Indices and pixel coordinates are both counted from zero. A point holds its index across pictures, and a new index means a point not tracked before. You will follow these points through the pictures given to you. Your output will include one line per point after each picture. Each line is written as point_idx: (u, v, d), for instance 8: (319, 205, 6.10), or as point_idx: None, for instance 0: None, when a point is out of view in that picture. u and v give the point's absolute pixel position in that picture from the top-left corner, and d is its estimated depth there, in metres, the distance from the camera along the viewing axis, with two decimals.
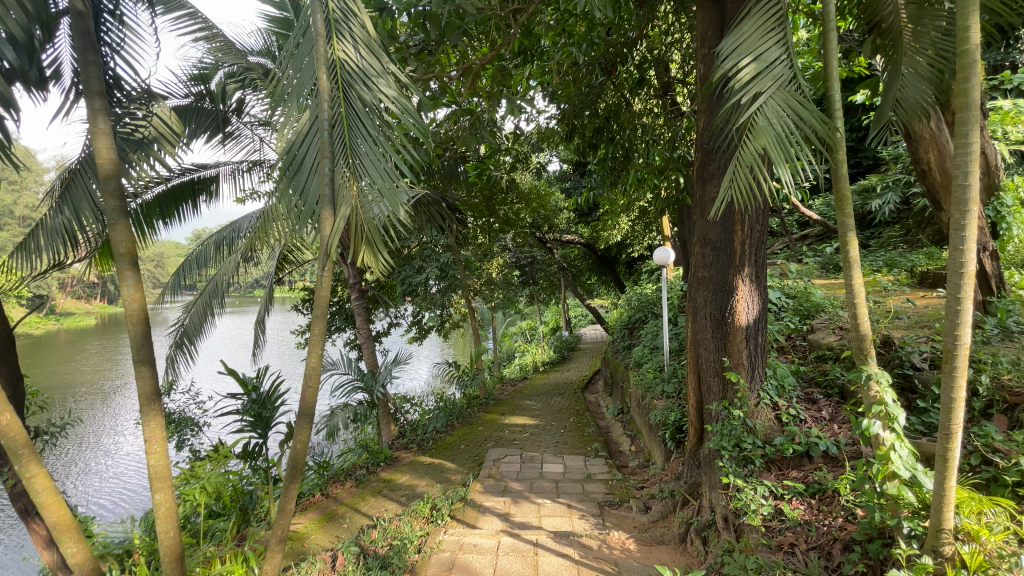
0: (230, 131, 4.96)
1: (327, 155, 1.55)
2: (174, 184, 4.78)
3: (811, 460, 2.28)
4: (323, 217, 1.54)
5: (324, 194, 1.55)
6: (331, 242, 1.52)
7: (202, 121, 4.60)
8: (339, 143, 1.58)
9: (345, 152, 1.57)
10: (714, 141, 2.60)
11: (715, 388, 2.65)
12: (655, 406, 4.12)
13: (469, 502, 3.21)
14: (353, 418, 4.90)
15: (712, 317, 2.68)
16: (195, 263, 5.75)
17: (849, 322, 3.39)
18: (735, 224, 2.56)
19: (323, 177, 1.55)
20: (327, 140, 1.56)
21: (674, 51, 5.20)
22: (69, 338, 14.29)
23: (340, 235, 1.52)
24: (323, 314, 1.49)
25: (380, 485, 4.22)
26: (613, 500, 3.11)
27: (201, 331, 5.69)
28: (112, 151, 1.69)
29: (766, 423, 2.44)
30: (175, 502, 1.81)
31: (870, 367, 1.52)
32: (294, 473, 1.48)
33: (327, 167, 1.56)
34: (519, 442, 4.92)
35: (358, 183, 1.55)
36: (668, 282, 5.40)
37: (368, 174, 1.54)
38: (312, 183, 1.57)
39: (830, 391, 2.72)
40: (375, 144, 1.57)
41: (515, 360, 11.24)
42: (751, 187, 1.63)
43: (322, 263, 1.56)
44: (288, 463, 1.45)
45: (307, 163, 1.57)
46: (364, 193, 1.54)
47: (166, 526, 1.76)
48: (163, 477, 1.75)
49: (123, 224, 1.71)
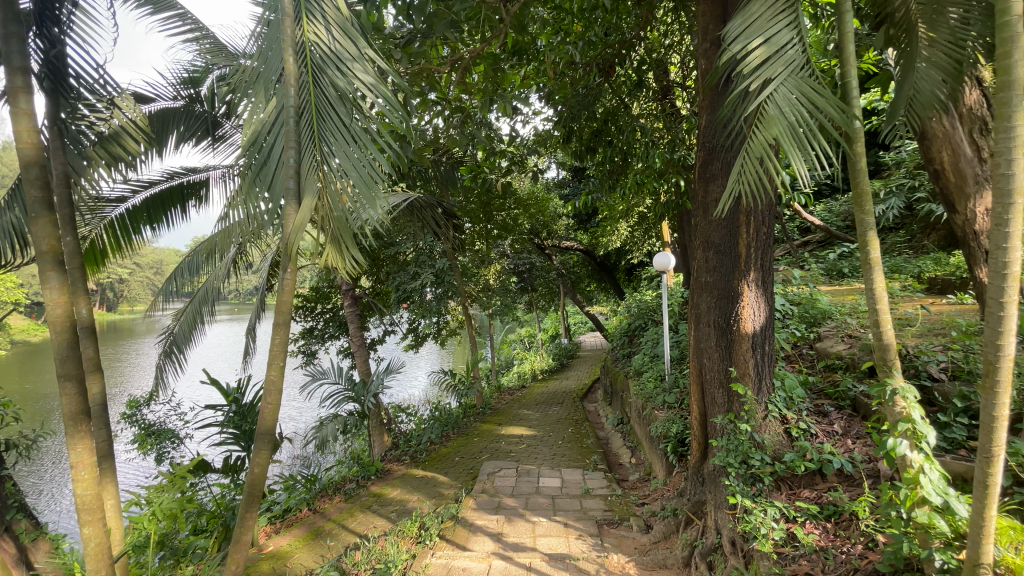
0: (219, 135, 4.78)
1: (293, 145, 1.42)
2: (160, 189, 4.61)
3: (824, 479, 2.12)
4: (287, 212, 1.41)
5: (289, 188, 1.42)
6: (294, 240, 1.38)
7: (193, 124, 4.42)
8: (307, 132, 1.44)
9: (313, 143, 1.43)
10: (717, 138, 2.47)
11: (720, 400, 2.50)
12: (655, 417, 3.96)
13: (459, 520, 3.04)
14: (342, 430, 4.66)
15: (716, 324, 2.53)
16: (187, 271, 5.67)
17: (859, 331, 3.25)
18: (740, 226, 2.41)
19: (288, 169, 1.42)
20: (293, 130, 1.42)
21: (673, 54, 5.10)
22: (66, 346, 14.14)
23: (304, 231, 1.37)
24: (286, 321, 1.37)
25: (371, 500, 4.05)
26: (612, 518, 2.95)
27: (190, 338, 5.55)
28: (34, 137, 1.68)
29: (776, 439, 2.29)
30: (105, 539, 1.84)
31: (895, 381, 1.38)
32: (251, 499, 1.37)
33: (293, 158, 1.43)
34: (515, 454, 4.76)
35: (327, 175, 1.42)
36: (669, 289, 5.25)
37: (339, 165, 1.40)
38: (278, 176, 1.44)
39: (842, 403, 2.57)
40: (346, 133, 1.43)
41: (513, 368, 11.08)
42: (756, 181, 1.50)
43: (285, 264, 1.43)
44: (246, 488, 1.34)
45: (273, 154, 1.45)
46: (333, 188, 1.41)
47: (94, 563, 1.78)
48: (91, 509, 1.78)
49: (45, 218, 1.71)
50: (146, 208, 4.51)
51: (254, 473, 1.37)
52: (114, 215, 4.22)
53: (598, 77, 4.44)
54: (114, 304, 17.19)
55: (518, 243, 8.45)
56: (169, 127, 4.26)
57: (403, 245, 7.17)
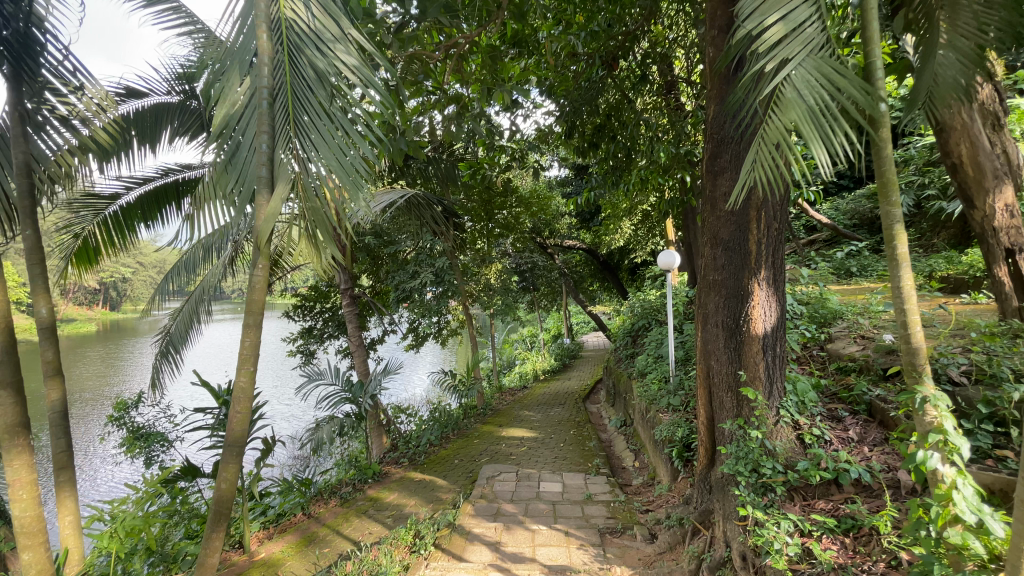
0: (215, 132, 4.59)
1: (266, 130, 1.32)
2: (155, 186, 4.45)
3: (840, 489, 2.01)
4: (258, 202, 1.30)
5: (262, 176, 1.30)
6: (263, 231, 1.27)
7: (189, 120, 4.27)
8: (282, 117, 1.34)
9: (288, 128, 1.33)
10: (727, 129, 2.35)
11: (729, 405, 2.39)
12: (660, 421, 3.84)
13: (456, 528, 2.93)
14: (339, 432, 4.53)
15: (725, 325, 2.42)
16: (184, 270, 5.60)
17: (872, 331, 3.14)
18: (751, 221, 2.29)
19: (260, 155, 1.31)
20: (266, 114, 1.32)
21: (677, 47, 5.00)
22: (71, 345, 14.11)
23: (275, 223, 1.27)
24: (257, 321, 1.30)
25: (366, 504, 3.94)
26: (615, 527, 2.84)
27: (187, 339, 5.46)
28: None
29: (789, 446, 2.18)
30: None
31: (926, 389, 1.26)
32: (218, 516, 1.34)
33: (267, 144, 1.32)
34: (515, 457, 4.64)
35: (302, 162, 1.32)
36: (673, 289, 5.11)
37: (317, 152, 1.31)
38: (248, 164, 1.33)
39: (856, 408, 2.45)
40: (325, 118, 1.33)
41: (515, 368, 10.95)
42: (772, 169, 1.37)
43: (256, 257, 1.33)
44: (213, 507, 1.32)
45: (244, 140, 1.34)
46: (309, 176, 1.31)
47: None
48: None
49: None
50: (140, 206, 4.39)
51: (221, 488, 1.32)
52: (109, 213, 4.13)
53: (601, 71, 4.35)
54: (118, 303, 17.10)
55: (519, 241, 8.34)
56: (161, 122, 4.13)
57: (403, 243, 7.07)
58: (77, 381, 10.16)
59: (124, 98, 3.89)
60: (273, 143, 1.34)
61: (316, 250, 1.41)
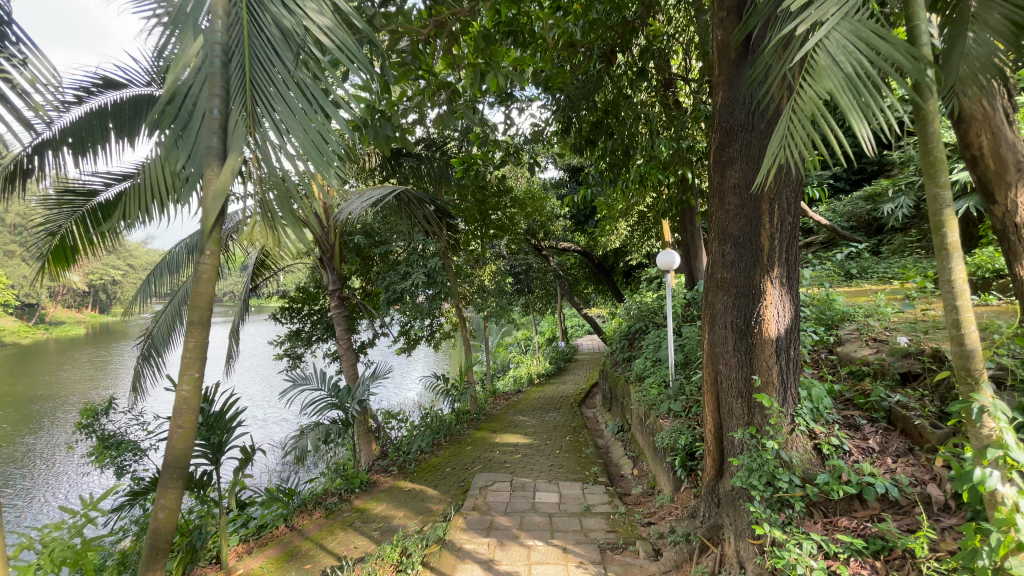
0: None
1: (219, 93, 1.18)
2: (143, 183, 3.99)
3: (864, 504, 1.86)
4: (208, 175, 1.17)
5: (211, 146, 1.18)
6: (210, 211, 1.15)
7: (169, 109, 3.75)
8: (237, 79, 1.20)
9: (244, 90, 1.19)
10: (739, 117, 2.20)
11: (739, 412, 2.22)
12: (660, 428, 3.67)
13: (446, 544, 2.74)
14: (323, 439, 4.36)
15: (734, 327, 2.25)
16: (166, 269, 5.42)
17: (884, 334, 3.00)
18: (763, 215, 2.14)
19: (211, 122, 1.18)
20: (219, 74, 1.18)
21: (677, 44, 4.90)
22: (59, 348, 13.77)
23: (221, 201, 1.14)
24: (202, 319, 1.26)
25: (353, 516, 3.75)
26: (615, 542, 2.66)
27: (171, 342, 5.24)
28: None
29: (805, 457, 2.03)
30: None
31: (984, 398, 1.11)
32: (154, 552, 1.28)
33: (218, 110, 1.18)
34: (509, 466, 4.45)
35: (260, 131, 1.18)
36: (673, 290, 4.93)
37: (276, 114, 1.18)
38: (199, 133, 1.19)
39: (875, 415, 2.30)
40: (289, 82, 1.20)
41: (510, 372, 10.75)
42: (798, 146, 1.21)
43: (204, 243, 1.24)
44: (147, 541, 1.27)
45: (195, 107, 1.20)
46: (270, 148, 1.17)
47: None
48: None
49: None
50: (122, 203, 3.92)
51: (159, 517, 1.29)
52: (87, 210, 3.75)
53: (599, 65, 4.22)
54: (106, 306, 16.76)
55: (514, 243, 8.18)
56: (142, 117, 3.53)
57: (393, 243, 6.89)
58: (62, 386, 9.87)
59: (101, 89, 3.26)
60: (227, 108, 1.21)
61: (275, 236, 1.23)
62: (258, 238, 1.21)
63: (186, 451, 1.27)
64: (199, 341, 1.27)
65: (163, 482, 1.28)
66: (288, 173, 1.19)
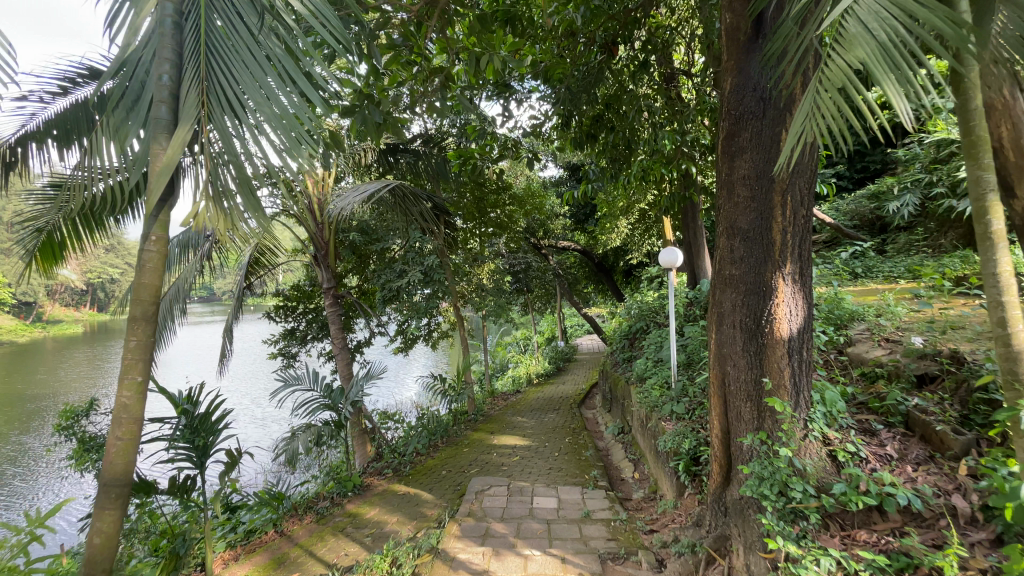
0: None
1: (170, 57, 1.09)
2: None
3: (884, 516, 1.75)
4: (153, 148, 1.07)
5: (160, 115, 1.07)
6: (150, 187, 1.03)
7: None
8: (192, 42, 1.11)
9: (198, 55, 1.09)
10: (743, 103, 2.10)
11: (748, 416, 2.10)
12: (662, 431, 3.55)
13: (439, 553, 2.61)
14: (315, 441, 4.19)
15: (744, 326, 2.12)
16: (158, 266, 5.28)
17: (897, 334, 2.88)
18: (775, 208, 2.03)
19: (159, 89, 1.08)
20: (170, 37, 1.09)
21: (680, 37, 4.78)
22: (55, 346, 13.61)
23: (163, 177, 1.02)
24: (146, 311, 1.16)
25: (345, 521, 3.62)
26: (617, 552, 2.53)
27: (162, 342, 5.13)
28: None
29: (820, 465, 1.91)
30: None
31: None
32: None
33: (168, 76, 1.08)
34: (507, 469, 4.33)
35: (215, 99, 1.07)
36: (675, 288, 4.80)
37: (233, 80, 1.07)
38: (148, 103, 1.09)
39: (892, 420, 2.19)
40: (245, 47, 1.09)
41: (508, 372, 10.62)
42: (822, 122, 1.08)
43: (148, 226, 1.15)
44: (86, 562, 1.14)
45: (144, 75, 1.11)
46: (224, 117, 1.06)
47: None
48: None
49: None
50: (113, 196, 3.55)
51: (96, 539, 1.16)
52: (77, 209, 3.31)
53: (601, 57, 4.11)
54: (104, 304, 16.60)
55: (513, 241, 8.06)
56: None
57: (389, 240, 6.75)
58: (56, 385, 9.73)
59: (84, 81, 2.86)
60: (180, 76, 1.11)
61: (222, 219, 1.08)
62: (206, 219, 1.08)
63: (128, 466, 1.16)
64: (142, 341, 1.17)
65: (111, 495, 1.15)
66: (242, 146, 1.08)
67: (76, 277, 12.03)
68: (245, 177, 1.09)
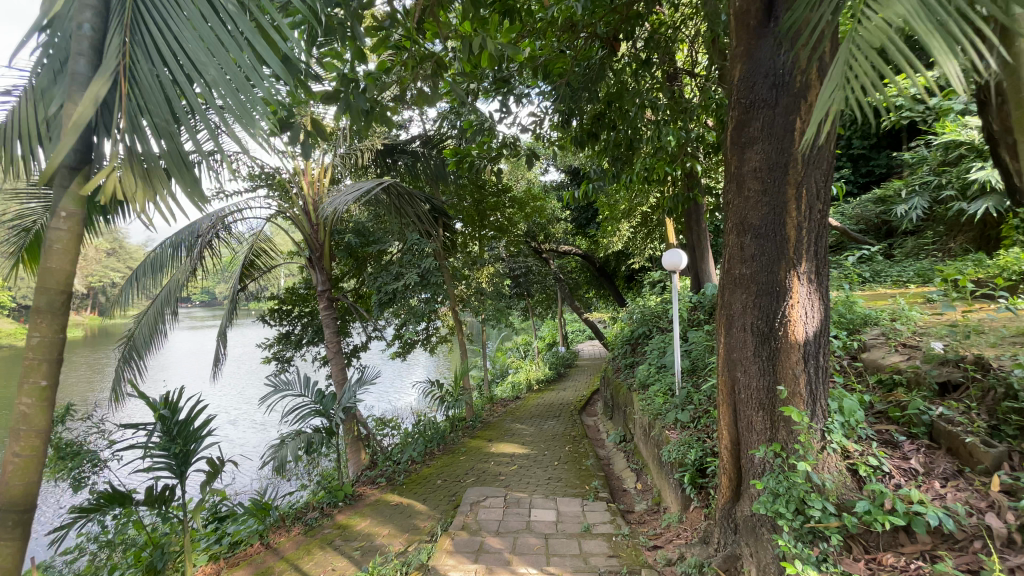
0: None
1: (93, 3, 0.94)
2: None
3: (912, 538, 1.60)
4: (65, 106, 0.91)
5: (76, 71, 0.93)
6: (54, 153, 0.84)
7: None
8: None
9: (125, 6, 0.93)
10: (757, 90, 1.96)
11: (760, 426, 1.96)
12: (666, 440, 3.39)
13: (430, 571, 2.47)
14: (305, 449, 4.01)
15: (754, 329, 1.98)
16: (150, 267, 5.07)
17: (914, 338, 2.73)
18: (789, 203, 1.89)
19: (79, 41, 0.93)
20: None
21: (684, 34, 4.66)
22: (56, 350, 13.52)
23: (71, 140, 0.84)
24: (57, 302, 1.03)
25: (334, 533, 3.46)
26: (618, 570, 2.39)
27: (153, 346, 4.97)
28: None
29: (840, 481, 1.77)
30: None
31: None
32: None
33: (91, 28, 0.94)
34: (504, 478, 4.17)
35: (144, 58, 0.91)
36: (679, 292, 4.65)
37: (173, 38, 0.90)
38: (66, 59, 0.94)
39: (915, 430, 2.04)
40: (189, 1, 0.94)
41: (508, 377, 10.45)
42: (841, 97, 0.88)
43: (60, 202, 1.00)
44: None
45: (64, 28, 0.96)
46: (158, 78, 0.91)
47: None
48: None
49: None
50: None
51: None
52: None
53: (602, 53, 4.00)
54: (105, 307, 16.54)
55: (513, 245, 7.95)
56: None
57: (386, 242, 6.61)
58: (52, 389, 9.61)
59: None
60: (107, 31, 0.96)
61: (144, 194, 0.92)
62: (125, 195, 0.91)
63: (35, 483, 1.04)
64: (47, 337, 1.05)
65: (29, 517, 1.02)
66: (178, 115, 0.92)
67: (76, 281, 11.96)
68: (180, 152, 0.93)
